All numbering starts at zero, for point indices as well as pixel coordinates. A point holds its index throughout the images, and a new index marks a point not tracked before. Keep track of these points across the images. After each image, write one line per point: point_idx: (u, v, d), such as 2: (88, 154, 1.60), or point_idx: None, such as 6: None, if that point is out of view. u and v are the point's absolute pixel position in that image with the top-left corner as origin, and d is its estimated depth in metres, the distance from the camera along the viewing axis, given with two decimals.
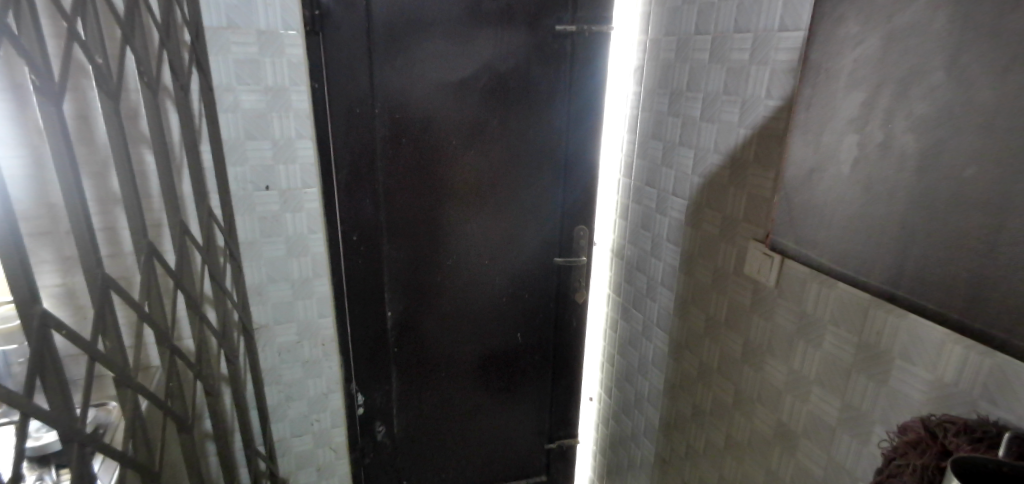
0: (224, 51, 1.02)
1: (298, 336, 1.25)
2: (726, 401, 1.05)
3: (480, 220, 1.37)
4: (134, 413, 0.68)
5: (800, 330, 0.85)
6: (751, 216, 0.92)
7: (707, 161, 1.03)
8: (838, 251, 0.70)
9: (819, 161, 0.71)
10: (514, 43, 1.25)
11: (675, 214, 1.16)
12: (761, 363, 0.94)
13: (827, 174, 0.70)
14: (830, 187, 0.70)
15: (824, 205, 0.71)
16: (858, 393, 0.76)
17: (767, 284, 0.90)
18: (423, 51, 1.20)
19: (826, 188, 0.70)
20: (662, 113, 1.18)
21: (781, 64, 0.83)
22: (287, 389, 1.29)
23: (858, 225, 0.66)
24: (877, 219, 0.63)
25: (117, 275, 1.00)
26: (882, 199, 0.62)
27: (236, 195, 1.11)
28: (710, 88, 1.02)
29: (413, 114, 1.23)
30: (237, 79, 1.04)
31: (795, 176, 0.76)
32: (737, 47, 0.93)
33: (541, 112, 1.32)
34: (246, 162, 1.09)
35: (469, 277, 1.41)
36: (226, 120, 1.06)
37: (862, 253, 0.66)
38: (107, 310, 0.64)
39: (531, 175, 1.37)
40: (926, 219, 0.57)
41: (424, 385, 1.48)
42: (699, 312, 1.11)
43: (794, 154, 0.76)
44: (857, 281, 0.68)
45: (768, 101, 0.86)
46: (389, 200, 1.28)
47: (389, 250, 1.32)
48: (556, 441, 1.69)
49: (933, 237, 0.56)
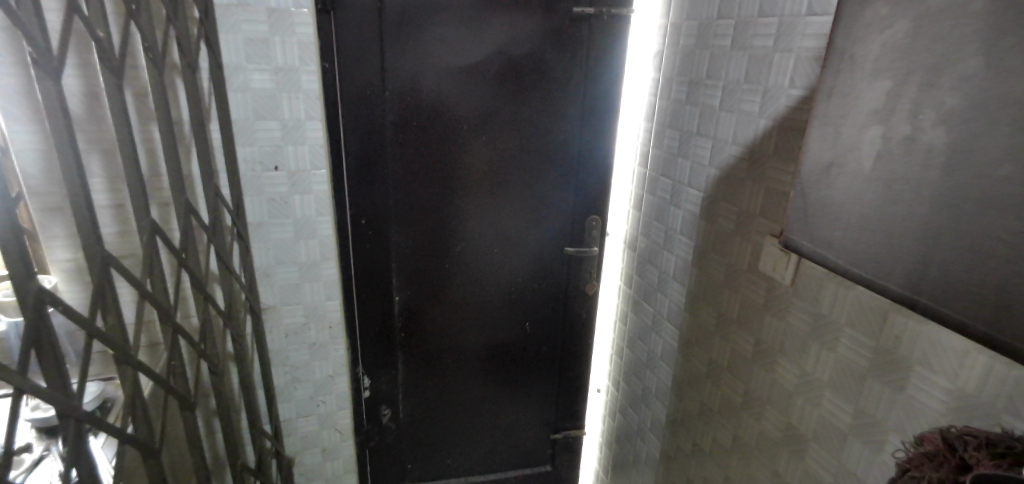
0: (234, 29, 1.01)
1: (305, 318, 1.26)
2: (734, 402, 1.03)
3: (490, 209, 1.35)
4: (134, 391, 0.68)
5: (814, 331, 0.82)
6: (768, 212, 0.89)
7: (723, 153, 1.00)
8: (845, 250, 0.65)
9: (832, 155, 0.66)
10: (529, 28, 1.21)
11: (689, 207, 1.12)
12: (772, 364, 0.92)
13: (842, 167, 0.65)
14: (844, 184, 0.65)
15: (836, 203, 0.67)
16: (873, 399, 0.73)
17: (781, 283, 0.87)
18: (435, 34, 1.17)
19: (839, 185, 0.66)
20: (679, 102, 1.14)
21: (806, 52, 0.79)
22: (293, 371, 1.30)
23: (875, 225, 0.60)
24: (897, 219, 0.57)
25: (125, 252, 1.01)
26: (903, 199, 0.56)
27: (245, 176, 1.11)
28: (729, 77, 0.97)
29: (425, 98, 1.21)
30: (247, 59, 1.03)
31: (809, 170, 0.72)
32: (760, 33, 0.89)
33: (554, 100, 1.29)
34: (255, 142, 1.09)
35: (477, 266, 1.40)
36: (235, 100, 1.05)
37: (879, 256, 0.60)
38: (106, 288, 0.64)
39: (542, 164, 1.34)
40: (957, 220, 0.50)
41: (429, 372, 1.49)
42: (710, 308, 1.08)
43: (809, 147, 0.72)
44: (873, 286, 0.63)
45: (792, 91, 0.82)
46: (399, 185, 1.27)
47: (397, 236, 1.32)
48: (560, 432, 1.68)
49: (962, 240, 0.50)
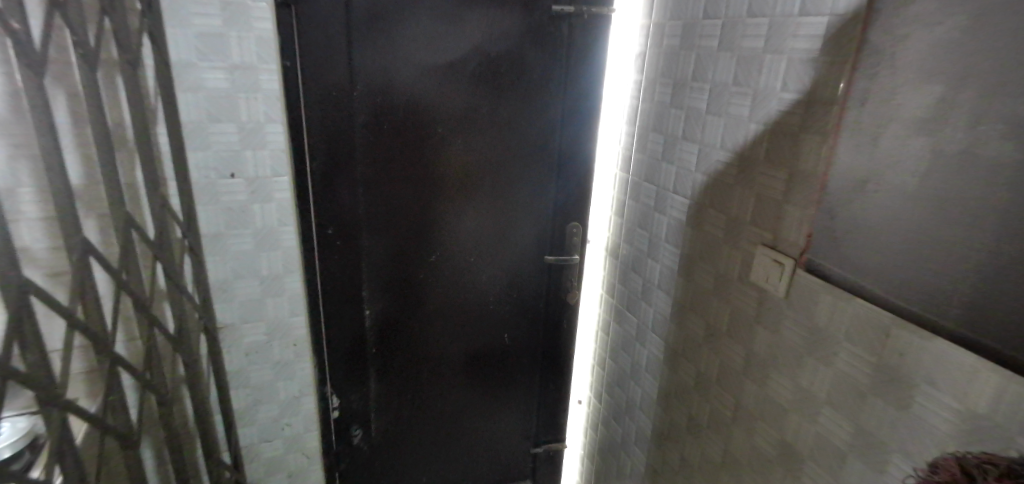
0: (185, 23, 0.92)
1: (267, 336, 1.17)
2: (724, 416, 0.99)
3: (467, 215, 1.28)
4: (61, 435, 0.60)
5: (809, 345, 0.79)
6: (759, 219, 0.86)
7: (711, 158, 0.96)
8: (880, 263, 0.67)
9: (879, 164, 0.65)
10: (507, 25, 1.15)
11: (675, 214, 1.08)
12: (764, 378, 0.88)
13: (883, 178, 0.64)
14: (882, 198, 0.65)
15: (882, 211, 0.65)
16: (875, 417, 0.70)
17: (774, 294, 0.84)
18: (408, 30, 1.10)
19: (877, 199, 0.65)
20: (663, 105, 1.10)
21: (800, 53, 0.76)
22: (256, 391, 1.21)
23: (935, 228, 0.59)
24: (966, 221, 0.55)
25: (56, 270, 0.91)
26: (974, 200, 0.54)
27: (198, 184, 1.02)
28: (717, 79, 0.94)
29: (396, 98, 1.14)
30: (198, 56, 0.94)
31: (842, 183, 0.70)
32: (749, 34, 0.85)
33: (533, 102, 1.23)
34: (208, 147, 1.00)
35: (453, 274, 1.33)
36: (186, 100, 0.96)
37: (943, 259, 0.59)
38: (24, 318, 0.55)
39: (521, 168, 1.28)
40: (993, 236, 0.53)
41: (404, 387, 1.41)
42: (698, 319, 1.04)
43: (839, 157, 0.70)
44: (929, 293, 0.61)
45: (783, 95, 0.79)
46: (370, 191, 1.19)
47: (368, 244, 1.24)
48: (541, 445, 1.62)
49: (996, 257, 0.53)
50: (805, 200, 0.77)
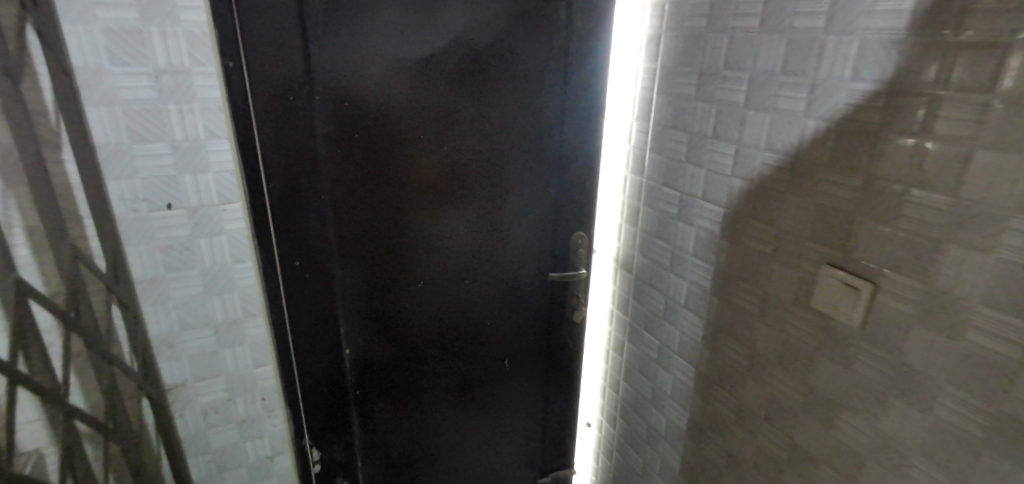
0: (89, 17, 0.73)
1: (228, 393, 1.01)
2: (774, 457, 0.86)
3: (456, 232, 1.10)
4: None
5: (894, 385, 0.66)
6: (820, 234, 0.72)
7: (753, 161, 0.81)
8: (986, 288, 0.55)
9: (986, 165, 0.54)
10: (494, 11, 0.96)
11: (706, 224, 0.93)
12: (829, 419, 0.75)
13: (996, 183, 0.53)
14: (995, 206, 0.54)
15: None
16: (991, 477, 0.57)
17: (843, 324, 0.71)
18: (377, 17, 0.88)
19: (984, 205, 0.55)
20: (685, 98, 0.94)
21: (875, 33, 0.62)
22: (219, 456, 1.05)
23: None
24: None
25: None
26: None
27: (124, 219, 0.84)
28: (757, 66, 0.79)
29: (366, 101, 0.92)
30: (110, 58, 0.76)
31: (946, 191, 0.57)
32: (802, 11, 0.70)
33: (527, 99, 1.05)
34: (135, 173, 0.82)
35: (443, 301, 1.15)
36: (99, 114, 0.78)
37: None
38: None
39: (517, 175, 1.11)
40: None
41: (394, 433, 1.22)
42: (738, 345, 0.90)
43: (941, 161, 0.57)
44: None
45: (855, 84, 0.65)
46: (341, 213, 0.98)
47: (342, 277, 1.02)
48: (548, 474, 1.48)
49: None
50: (883, 213, 0.64)
